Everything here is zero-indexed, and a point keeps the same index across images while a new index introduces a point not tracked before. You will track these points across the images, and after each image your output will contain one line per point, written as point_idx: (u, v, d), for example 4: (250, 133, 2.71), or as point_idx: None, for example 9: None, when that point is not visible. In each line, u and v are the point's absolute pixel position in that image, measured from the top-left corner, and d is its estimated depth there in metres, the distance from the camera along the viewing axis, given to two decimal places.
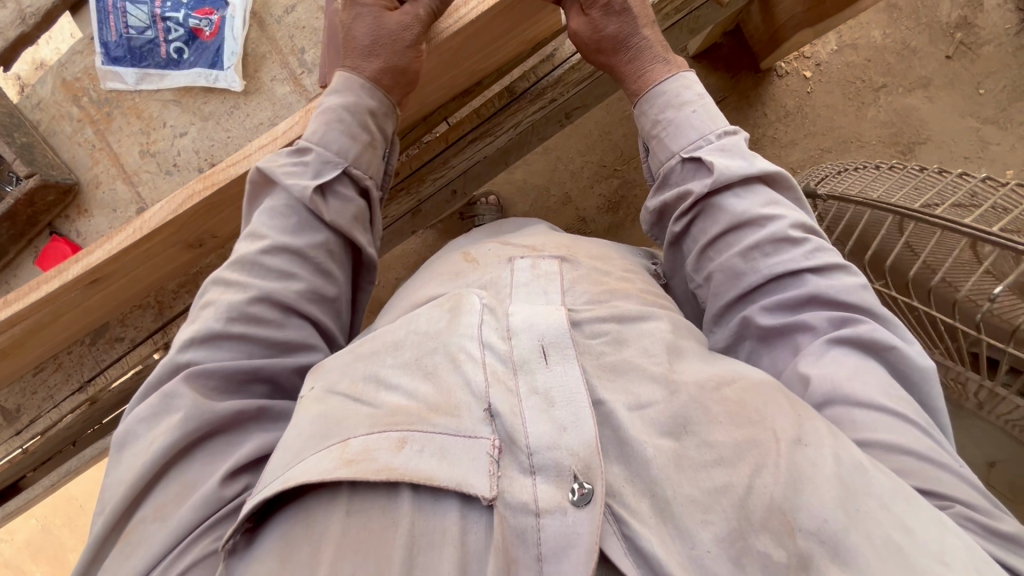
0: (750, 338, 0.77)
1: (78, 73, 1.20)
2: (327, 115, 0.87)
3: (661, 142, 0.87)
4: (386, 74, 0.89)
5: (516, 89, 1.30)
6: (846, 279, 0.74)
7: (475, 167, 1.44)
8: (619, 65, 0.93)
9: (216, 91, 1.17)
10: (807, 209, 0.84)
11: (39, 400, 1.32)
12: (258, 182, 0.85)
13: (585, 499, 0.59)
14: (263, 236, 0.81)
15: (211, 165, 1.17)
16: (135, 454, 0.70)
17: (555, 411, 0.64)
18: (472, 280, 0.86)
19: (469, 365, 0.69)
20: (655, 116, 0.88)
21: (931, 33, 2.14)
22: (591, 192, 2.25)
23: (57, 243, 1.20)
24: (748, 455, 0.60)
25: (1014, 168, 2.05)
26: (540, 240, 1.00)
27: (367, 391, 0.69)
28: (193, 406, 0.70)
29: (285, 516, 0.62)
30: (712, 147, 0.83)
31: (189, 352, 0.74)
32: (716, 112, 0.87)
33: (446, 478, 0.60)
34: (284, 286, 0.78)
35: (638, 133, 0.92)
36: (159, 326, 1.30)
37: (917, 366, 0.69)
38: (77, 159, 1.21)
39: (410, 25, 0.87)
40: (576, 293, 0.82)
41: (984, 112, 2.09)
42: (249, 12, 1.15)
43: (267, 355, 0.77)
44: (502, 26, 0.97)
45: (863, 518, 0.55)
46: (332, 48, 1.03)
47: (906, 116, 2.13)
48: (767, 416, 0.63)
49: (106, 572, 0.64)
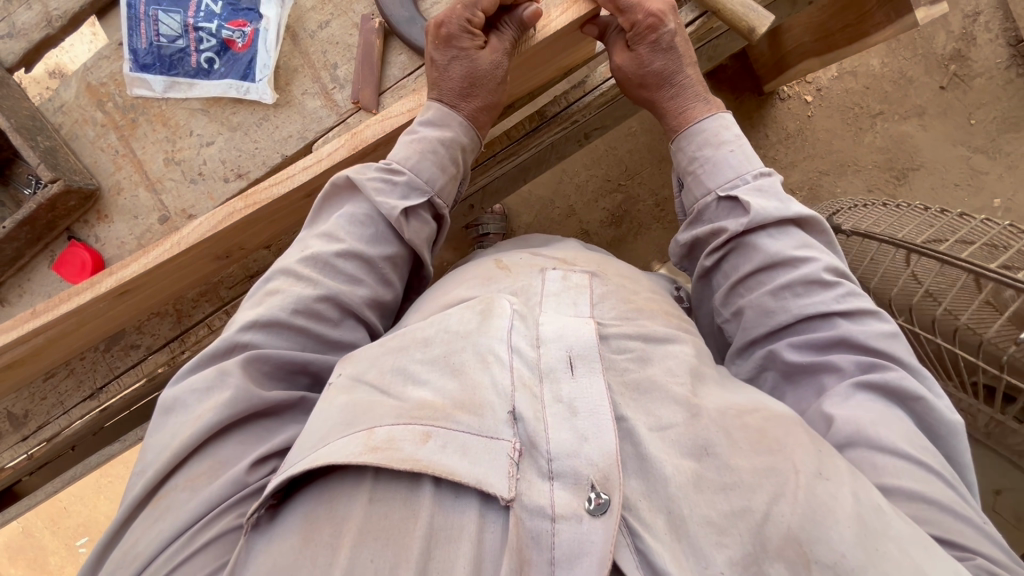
0: (773, 371, 0.81)
1: (104, 77, 1.19)
2: (423, 144, 0.91)
3: (698, 177, 0.91)
4: (483, 112, 0.97)
5: (546, 112, 1.27)
6: (875, 326, 0.76)
7: (495, 182, 1.43)
8: (661, 102, 0.98)
9: (246, 103, 1.17)
10: (838, 252, 0.87)
11: (48, 405, 1.30)
12: (342, 186, 0.88)
13: (601, 509, 0.62)
14: (342, 239, 0.85)
15: (238, 176, 1.17)
16: (179, 424, 0.72)
17: (577, 420, 0.68)
18: (504, 286, 0.89)
19: (497, 367, 0.72)
20: (692, 153, 0.92)
21: (926, 63, 2.20)
22: (595, 206, 2.27)
23: (75, 247, 1.17)
24: (766, 485, 0.62)
25: (1001, 196, 2.11)
26: (572, 254, 1.04)
27: (395, 386, 0.72)
28: (242, 387, 0.73)
29: (309, 497, 0.65)
30: (748, 188, 0.86)
31: (249, 333, 0.77)
32: (752, 152, 0.90)
33: (467, 476, 0.63)
34: (352, 290, 0.83)
35: (675, 167, 0.97)
36: (177, 334, 1.29)
37: (941, 418, 0.71)
38: (99, 164, 1.19)
39: (501, 63, 0.94)
40: (605, 307, 0.85)
41: (974, 142, 2.15)
42: (284, 26, 1.16)
43: (319, 349, 0.81)
44: (550, 51, 1.02)
45: (878, 558, 0.57)
46: (365, 64, 1.12)
47: (901, 143, 2.19)
48: (788, 448, 0.66)
49: (138, 532, 0.67)
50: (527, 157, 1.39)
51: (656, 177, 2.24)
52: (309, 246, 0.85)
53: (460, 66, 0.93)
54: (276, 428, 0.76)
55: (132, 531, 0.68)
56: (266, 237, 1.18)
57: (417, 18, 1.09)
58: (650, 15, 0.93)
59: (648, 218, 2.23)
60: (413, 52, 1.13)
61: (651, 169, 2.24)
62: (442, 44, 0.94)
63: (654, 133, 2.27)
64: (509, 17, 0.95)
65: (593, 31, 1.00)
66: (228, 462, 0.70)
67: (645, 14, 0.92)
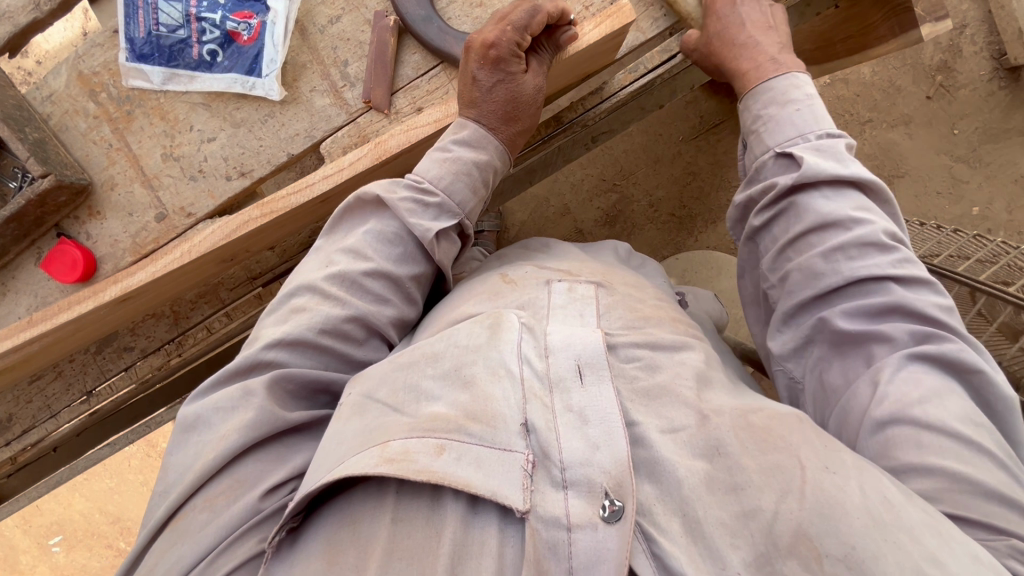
0: (819, 344, 0.78)
1: (97, 66, 1.13)
2: (457, 166, 0.89)
3: (759, 136, 0.92)
4: (521, 136, 0.98)
5: (562, 119, 1.29)
6: (932, 297, 0.73)
7: (501, 184, 1.40)
8: (732, 62, 1.01)
9: (250, 98, 1.12)
10: (900, 222, 0.84)
11: (34, 409, 1.24)
12: (369, 202, 0.87)
13: (616, 516, 0.59)
14: (369, 257, 0.85)
15: (241, 174, 1.12)
16: (202, 444, 0.71)
17: (589, 429, 0.65)
18: (509, 300, 0.84)
19: (509, 383, 0.69)
20: (757, 112, 0.93)
21: (915, 73, 2.12)
22: (589, 205, 2.17)
23: (65, 245, 1.10)
24: (776, 480, 0.58)
25: (980, 206, 2.05)
26: (574, 265, 0.98)
27: (408, 403, 0.69)
28: (267, 412, 0.71)
29: (331, 521, 0.64)
30: (807, 147, 0.85)
31: (273, 351, 0.77)
32: (823, 113, 0.89)
33: (482, 487, 0.60)
34: (378, 310, 0.84)
35: (741, 129, 0.97)
36: (174, 337, 1.25)
37: (999, 393, 0.68)
38: (91, 158, 1.13)
39: (543, 87, 0.97)
40: (612, 318, 0.81)
41: (957, 151, 2.07)
42: (293, 20, 1.12)
43: (344, 369, 0.82)
44: (583, 61, 1.04)
45: (889, 548, 0.52)
46: (381, 65, 1.09)
47: (887, 150, 2.12)
48: (792, 445, 0.61)
49: (156, 555, 0.66)
50: (535, 160, 1.36)
51: (650, 178, 2.15)
52: (334, 261, 0.85)
53: (505, 89, 0.93)
54: (297, 444, 0.75)
55: (152, 552, 0.67)
56: (270, 240, 1.15)
57: (433, 17, 1.07)
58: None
59: (641, 218, 2.15)
60: (429, 52, 1.11)
61: (646, 170, 2.15)
62: (491, 64, 0.92)
63: (651, 133, 2.16)
64: (548, 39, 0.97)
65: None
66: (249, 481, 0.69)
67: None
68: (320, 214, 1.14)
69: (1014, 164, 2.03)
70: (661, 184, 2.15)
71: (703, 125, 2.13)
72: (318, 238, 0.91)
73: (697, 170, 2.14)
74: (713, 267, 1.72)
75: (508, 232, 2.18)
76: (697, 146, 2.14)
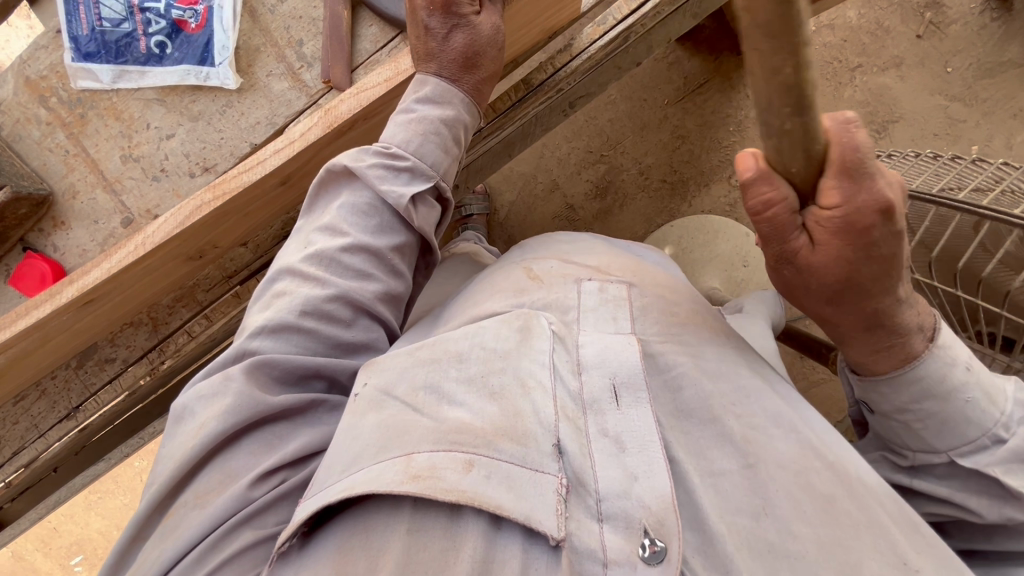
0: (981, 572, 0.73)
1: (43, 70, 1.09)
2: (423, 126, 0.85)
3: (914, 433, 0.72)
4: (485, 84, 0.93)
5: (532, 81, 1.20)
6: None
7: (481, 160, 1.34)
8: (852, 331, 0.70)
9: (205, 89, 1.08)
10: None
11: (21, 430, 1.21)
12: (341, 174, 0.83)
13: (658, 558, 0.56)
14: (345, 232, 0.81)
15: (204, 169, 1.08)
16: (187, 433, 0.69)
17: (625, 457, 0.62)
18: (538, 299, 0.79)
19: (539, 393, 0.66)
20: (907, 404, 0.71)
21: (902, 13, 2.02)
22: (578, 178, 2.10)
23: (32, 259, 1.06)
24: (836, 561, 0.55)
25: (980, 144, 1.94)
26: (605, 259, 0.91)
27: (428, 404, 0.66)
28: (252, 398, 0.69)
29: (344, 526, 0.60)
30: (1006, 457, 0.67)
31: (258, 340, 0.74)
32: (991, 382, 0.69)
33: (515, 510, 0.56)
34: (362, 286, 0.80)
35: (870, 402, 0.75)
36: (154, 345, 1.22)
37: None
38: (49, 167, 1.08)
39: (501, 27, 0.91)
40: (646, 322, 0.76)
41: (951, 90, 1.98)
42: (240, 3, 1.09)
43: (331, 354, 0.78)
44: (544, 6, 1.00)
45: None
46: (333, 40, 1.05)
47: (880, 95, 2.02)
48: (860, 525, 0.58)
49: (149, 553, 0.64)
50: (510, 131, 1.32)
51: (639, 145, 2.08)
52: (312, 242, 0.81)
53: (462, 35, 0.87)
54: (291, 432, 0.72)
55: (146, 548, 0.66)
56: (238, 233, 1.12)
57: None
58: (877, 207, 0.59)
59: (631, 187, 2.08)
60: (386, 23, 1.06)
61: (633, 137, 2.08)
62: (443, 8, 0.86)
63: (635, 100, 2.09)
64: None
65: (838, 193, 0.59)
66: (240, 473, 0.67)
67: (868, 204, 0.59)
68: (287, 200, 1.10)
69: (1012, 98, 1.93)
70: (650, 150, 2.08)
71: (687, 85, 2.07)
72: (297, 220, 0.87)
73: (686, 133, 2.07)
74: (708, 231, 1.71)
75: (496, 214, 2.13)
76: (683, 107, 2.07)
